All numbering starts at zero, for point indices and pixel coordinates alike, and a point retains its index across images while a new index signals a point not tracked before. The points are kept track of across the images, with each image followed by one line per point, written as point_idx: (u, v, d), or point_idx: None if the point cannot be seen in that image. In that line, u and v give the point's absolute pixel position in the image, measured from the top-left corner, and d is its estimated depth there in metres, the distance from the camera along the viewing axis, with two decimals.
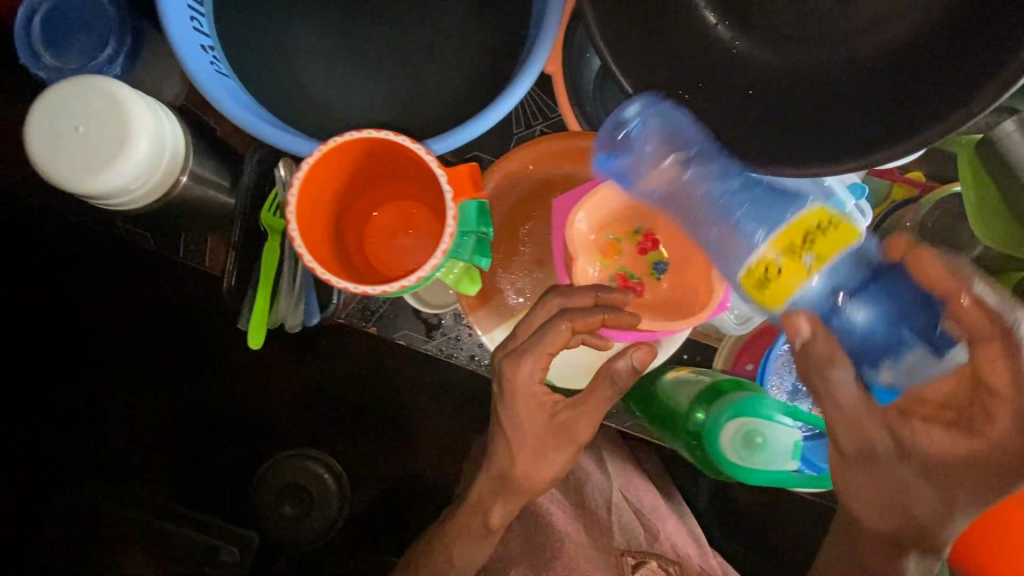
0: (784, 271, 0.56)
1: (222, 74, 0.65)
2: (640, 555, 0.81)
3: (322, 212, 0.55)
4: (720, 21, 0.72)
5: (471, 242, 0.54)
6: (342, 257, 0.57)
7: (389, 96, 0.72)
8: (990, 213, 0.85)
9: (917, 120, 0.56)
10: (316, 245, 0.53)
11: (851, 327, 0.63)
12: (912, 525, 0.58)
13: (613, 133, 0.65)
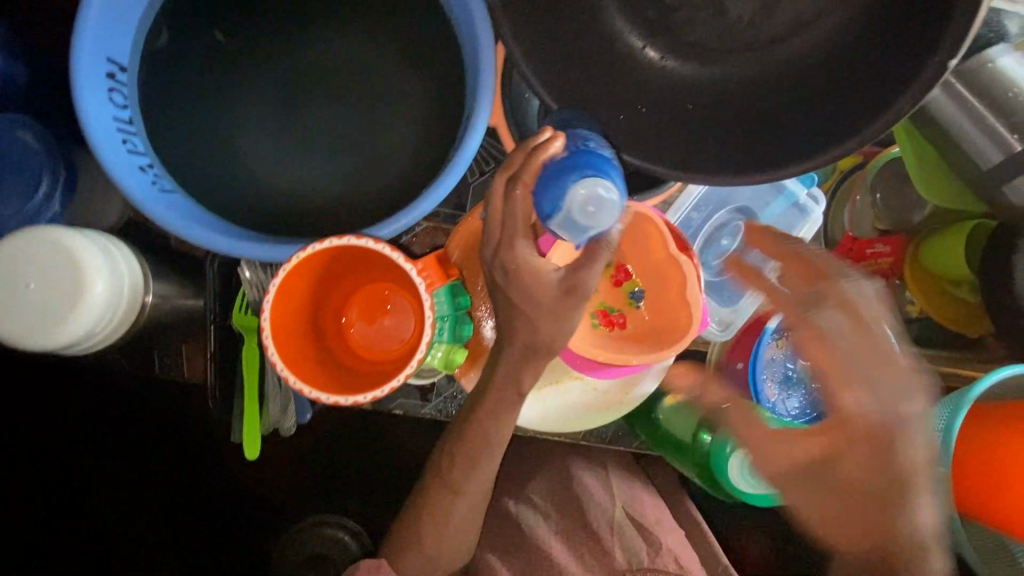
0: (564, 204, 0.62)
1: (165, 189, 0.63)
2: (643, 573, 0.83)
3: (294, 322, 0.55)
4: (650, 46, 0.73)
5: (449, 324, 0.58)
6: (319, 358, 0.56)
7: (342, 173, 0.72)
8: (937, 176, 0.88)
9: (851, 125, 0.62)
10: (290, 355, 0.52)
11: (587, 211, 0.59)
12: (871, 544, 0.61)
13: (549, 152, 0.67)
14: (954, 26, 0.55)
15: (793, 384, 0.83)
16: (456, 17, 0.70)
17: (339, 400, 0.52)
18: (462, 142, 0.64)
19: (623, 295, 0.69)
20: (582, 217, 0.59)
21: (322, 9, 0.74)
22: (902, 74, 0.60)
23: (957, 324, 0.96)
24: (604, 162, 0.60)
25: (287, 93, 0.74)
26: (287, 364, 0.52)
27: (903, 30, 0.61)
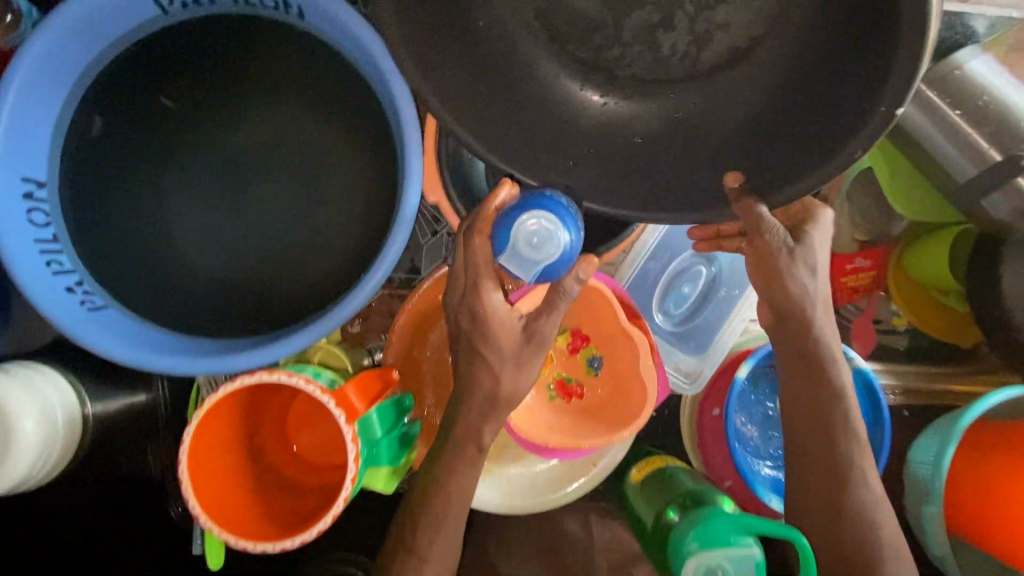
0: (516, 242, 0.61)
1: (96, 308, 0.62)
2: None
3: (220, 465, 0.52)
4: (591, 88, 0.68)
5: (386, 444, 0.50)
6: (254, 494, 0.53)
7: (280, 262, 0.70)
8: (907, 187, 0.84)
9: (801, 176, 0.59)
10: (213, 507, 0.49)
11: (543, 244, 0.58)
12: (817, 412, 0.69)
13: None
14: (893, 75, 0.52)
15: (773, 423, 0.80)
16: (380, 91, 0.66)
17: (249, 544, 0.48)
18: (392, 229, 0.62)
19: (581, 364, 0.66)
20: (529, 250, 0.58)
21: (247, 92, 0.71)
22: (845, 123, 0.56)
23: (945, 336, 0.92)
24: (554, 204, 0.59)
25: (218, 183, 0.71)
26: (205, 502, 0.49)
27: (849, 66, 0.56)
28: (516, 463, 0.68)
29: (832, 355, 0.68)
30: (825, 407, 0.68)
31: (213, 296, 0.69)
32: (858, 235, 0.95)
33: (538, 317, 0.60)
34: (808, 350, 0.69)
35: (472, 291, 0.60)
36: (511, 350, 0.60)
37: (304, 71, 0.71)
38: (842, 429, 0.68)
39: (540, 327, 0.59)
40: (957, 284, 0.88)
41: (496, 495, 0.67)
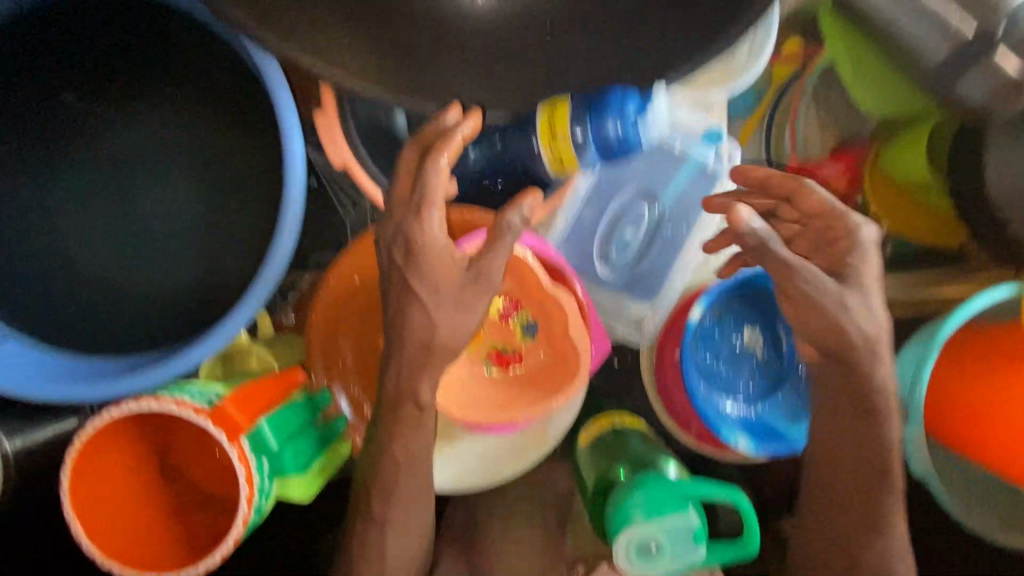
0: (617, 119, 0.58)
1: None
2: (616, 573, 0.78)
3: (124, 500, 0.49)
4: None
5: (288, 456, 0.47)
6: (167, 525, 0.50)
7: (184, 262, 0.65)
8: (874, 80, 0.75)
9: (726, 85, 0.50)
10: (113, 543, 0.47)
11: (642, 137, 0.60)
12: (873, 469, 0.64)
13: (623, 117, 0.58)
14: None
15: (744, 360, 0.74)
16: (252, 61, 0.58)
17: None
18: (283, 212, 0.56)
19: (515, 331, 0.62)
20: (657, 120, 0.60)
21: (114, 84, 0.64)
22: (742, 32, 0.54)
23: (930, 240, 0.85)
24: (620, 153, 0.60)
25: (107, 190, 0.64)
26: (98, 530, 0.46)
27: None
28: (467, 442, 0.64)
29: (887, 408, 0.63)
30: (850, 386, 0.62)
31: (117, 307, 0.64)
32: (827, 139, 0.86)
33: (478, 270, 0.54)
34: (843, 340, 0.60)
35: (402, 231, 0.54)
36: (451, 289, 0.54)
37: (173, 52, 0.63)
38: (888, 495, 0.65)
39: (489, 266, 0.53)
40: (939, 181, 0.80)
41: (451, 476, 0.64)
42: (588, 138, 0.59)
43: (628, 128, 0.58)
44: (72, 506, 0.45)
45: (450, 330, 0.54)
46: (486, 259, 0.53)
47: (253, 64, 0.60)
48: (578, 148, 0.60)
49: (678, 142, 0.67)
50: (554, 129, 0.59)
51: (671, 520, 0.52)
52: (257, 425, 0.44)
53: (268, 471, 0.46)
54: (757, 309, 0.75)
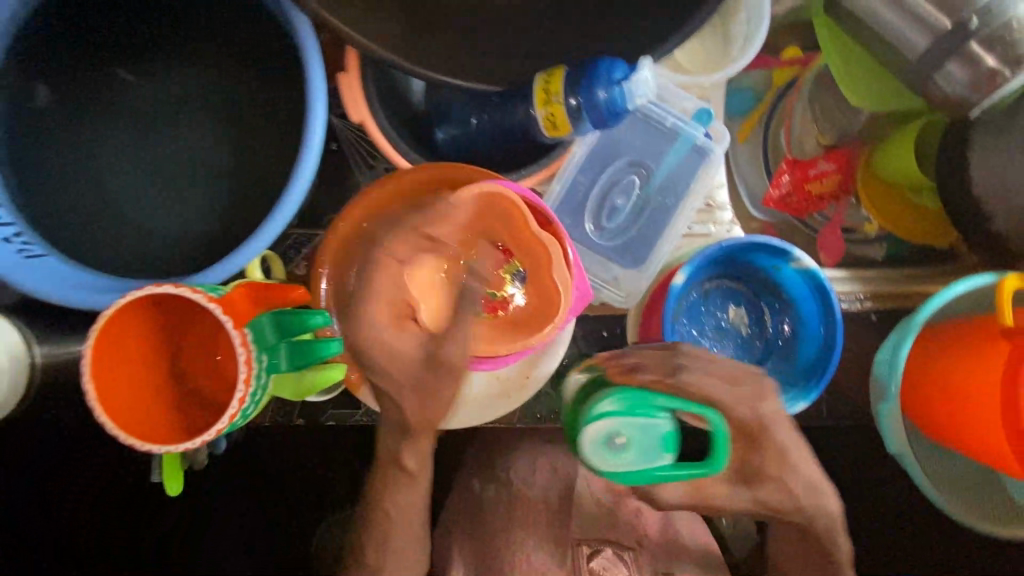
0: (601, 84, 0.62)
1: (33, 255, 0.65)
2: (594, 543, 0.76)
3: (132, 385, 0.53)
4: None
5: (284, 352, 0.51)
6: (172, 412, 0.55)
7: (210, 203, 0.71)
8: (863, 76, 0.78)
9: None
10: (126, 418, 0.51)
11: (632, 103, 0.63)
12: None
13: (610, 84, 0.62)
14: None
15: (727, 335, 0.77)
16: (286, 20, 0.65)
17: (152, 448, 0.49)
18: (302, 153, 0.62)
19: (504, 280, 0.66)
20: (648, 85, 0.63)
21: (162, 43, 0.71)
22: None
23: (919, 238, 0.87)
24: (613, 118, 0.64)
25: (149, 139, 0.71)
26: (113, 406, 0.51)
27: None
28: None
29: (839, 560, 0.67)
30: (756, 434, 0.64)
31: (146, 239, 0.70)
32: (822, 139, 0.90)
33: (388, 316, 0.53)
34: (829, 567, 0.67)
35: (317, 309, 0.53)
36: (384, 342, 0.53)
37: (220, 14, 0.71)
38: None
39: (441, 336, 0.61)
40: (928, 179, 0.83)
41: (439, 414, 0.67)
42: (580, 103, 0.63)
43: (616, 95, 0.62)
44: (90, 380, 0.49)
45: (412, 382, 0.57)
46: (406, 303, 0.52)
47: (287, 23, 0.66)
48: (571, 111, 0.64)
49: (670, 119, 0.72)
50: (549, 92, 0.64)
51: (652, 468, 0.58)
52: (257, 317, 0.49)
53: (266, 363, 0.50)
54: (740, 287, 0.78)
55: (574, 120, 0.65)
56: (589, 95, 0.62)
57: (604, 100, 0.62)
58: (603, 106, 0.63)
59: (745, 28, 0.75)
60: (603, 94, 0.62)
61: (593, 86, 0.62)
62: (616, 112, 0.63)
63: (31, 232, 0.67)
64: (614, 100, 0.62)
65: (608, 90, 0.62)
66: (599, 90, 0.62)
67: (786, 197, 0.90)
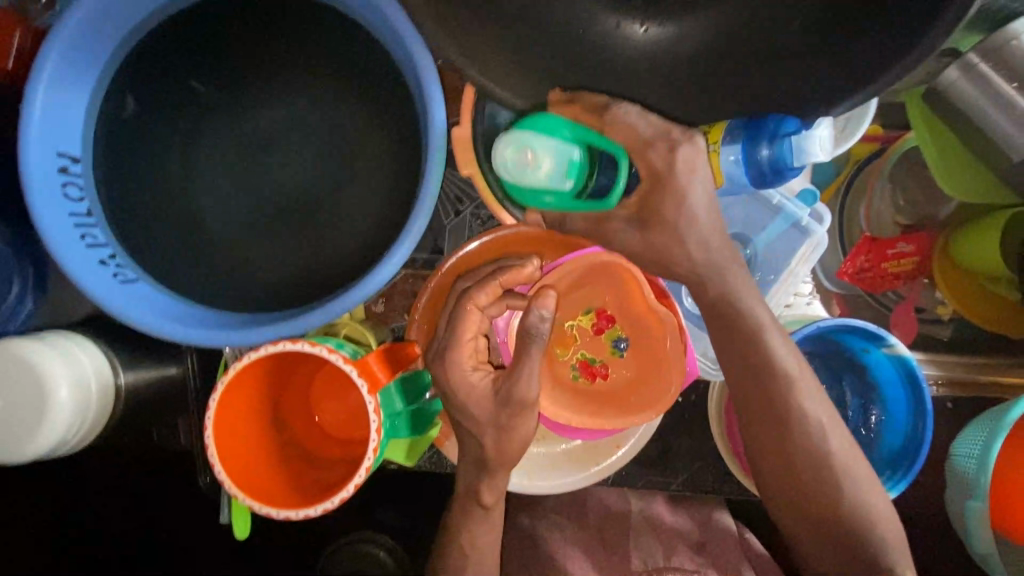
0: (766, 138, 0.58)
1: (127, 280, 0.64)
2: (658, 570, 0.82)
3: (249, 433, 0.54)
4: (627, 19, 0.59)
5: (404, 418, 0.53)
6: (282, 462, 0.55)
7: (301, 237, 0.69)
8: (957, 167, 0.79)
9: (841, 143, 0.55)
10: (240, 470, 0.52)
11: (800, 156, 0.58)
12: None
13: (773, 138, 0.57)
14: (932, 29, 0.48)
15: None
16: (412, 65, 0.64)
17: (263, 506, 0.50)
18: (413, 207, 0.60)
19: (606, 345, 0.66)
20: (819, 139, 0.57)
21: (266, 70, 0.70)
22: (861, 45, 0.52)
23: (993, 326, 0.87)
24: (779, 169, 0.60)
25: (242, 166, 0.70)
26: (229, 456, 0.52)
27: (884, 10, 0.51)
28: (540, 444, 0.69)
29: None
30: (758, 363, 0.61)
31: (233, 268, 0.69)
32: (899, 219, 0.91)
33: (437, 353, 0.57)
34: None
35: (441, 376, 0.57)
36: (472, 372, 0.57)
37: (337, 46, 0.69)
38: None
39: (517, 387, 0.56)
40: (1007, 270, 0.83)
41: (521, 475, 0.66)
42: (737, 157, 0.61)
43: (784, 150, 0.58)
44: (213, 432, 0.50)
45: (494, 446, 0.58)
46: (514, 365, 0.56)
47: (412, 67, 0.65)
48: (729, 166, 0.62)
49: (775, 195, 0.71)
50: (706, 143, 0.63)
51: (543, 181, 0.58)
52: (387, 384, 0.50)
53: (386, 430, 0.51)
54: (823, 363, 0.79)
55: (736, 170, 0.62)
56: (752, 147, 0.59)
57: (765, 156, 0.59)
58: (763, 161, 0.59)
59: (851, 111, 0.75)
60: (767, 149, 0.58)
61: (759, 138, 0.58)
62: (776, 166, 0.59)
63: (123, 253, 0.67)
64: (776, 158, 0.59)
65: (770, 145, 0.58)
66: (761, 145, 0.58)
67: (860, 274, 0.90)
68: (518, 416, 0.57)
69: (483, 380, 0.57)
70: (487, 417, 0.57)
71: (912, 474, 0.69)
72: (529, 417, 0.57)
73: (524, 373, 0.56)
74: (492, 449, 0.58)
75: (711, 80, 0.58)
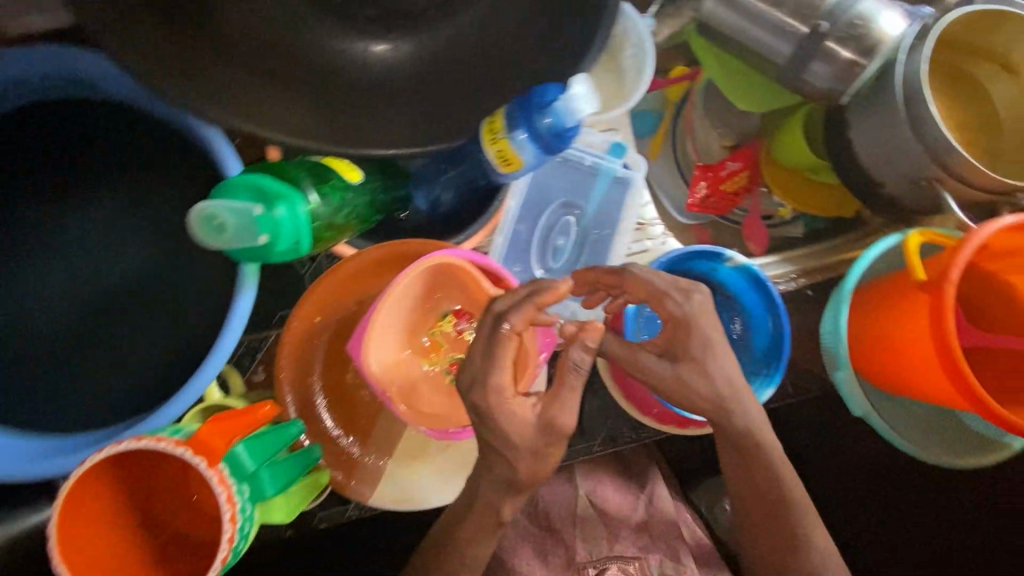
0: (537, 108, 0.62)
1: None
2: (600, 564, 0.92)
3: (110, 544, 0.53)
4: (379, 38, 0.61)
5: (265, 476, 0.50)
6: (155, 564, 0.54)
7: (149, 336, 0.68)
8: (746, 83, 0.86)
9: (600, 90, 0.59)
10: None
11: (576, 114, 0.63)
12: None
13: (545, 106, 0.62)
14: None
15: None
16: (198, 133, 0.63)
17: None
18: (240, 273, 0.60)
19: (470, 342, 0.67)
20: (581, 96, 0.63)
21: (55, 184, 0.68)
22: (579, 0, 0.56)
23: (828, 211, 0.96)
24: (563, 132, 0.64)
25: (63, 285, 0.68)
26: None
27: None
28: (444, 455, 0.69)
29: None
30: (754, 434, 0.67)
31: (84, 389, 0.66)
32: (724, 141, 0.98)
33: (493, 390, 0.56)
34: None
35: (489, 419, 0.57)
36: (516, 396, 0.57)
37: (125, 141, 0.68)
38: None
39: (560, 415, 0.57)
40: (821, 158, 0.92)
41: (432, 491, 0.67)
42: (525, 134, 0.63)
43: (558, 113, 0.63)
44: (58, 557, 0.48)
45: (530, 471, 0.58)
46: (557, 396, 0.57)
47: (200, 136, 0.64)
48: (518, 146, 0.64)
49: (587, 157, 0.76)
50: (495, 130, 0.64)
51: (243, 247, 0.49)
52: (231, 447, 0.48)
53: (248, 493, 0.49)
54: None
55: (524, 149, 0.64)
56: (529, 120, 0.63)
57: (547, 124, 0.63)
58: (549, 128, 0.63)
59: (637, 64, 0.82)
60: (546, 116, 0.63)
61: (531, 109, 0.62)
62: (560, 129, 0.63)
63: None
64: (559, 121, 0.63)
65: (547, 112, 0.62)
66: (538, 116, 0.62)
67: (705, 201, 0.97)
68: (553, 447, 0.57)
69: (527, 410, 0.57)
70: (527, 444, 0.57)
71: (786, 360, 0.74)
72: (561, 449, 0.58)
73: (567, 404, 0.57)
74: (525, 472, 0.58)
75: (471, 69, 0.61)
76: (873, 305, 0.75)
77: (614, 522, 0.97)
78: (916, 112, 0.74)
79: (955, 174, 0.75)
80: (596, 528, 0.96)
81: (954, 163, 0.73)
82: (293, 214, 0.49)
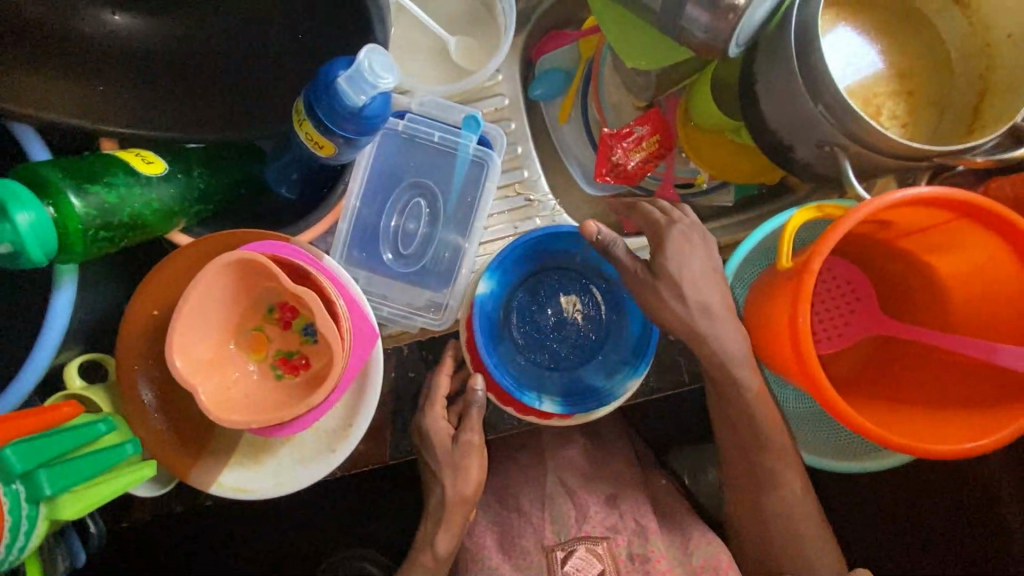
0: (331, 90, 0.56)
1: None
2: (566, 544, 0.73)
3: None
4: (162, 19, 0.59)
5: (44, 476, 0.51)
6: None
7: None
8: (636, 38, 0.75)
9: None
10: None
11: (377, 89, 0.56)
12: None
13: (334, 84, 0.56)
14: None
15: (566, 328, 0.77)
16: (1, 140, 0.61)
17: None
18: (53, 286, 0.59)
19: (297, 335, 0.65)
20: (377, 69, 0.55)
21: None
22: None
23: (750, 177, 0.86)
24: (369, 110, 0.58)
25: None
26: None
27: None
28: (288, 448, 0.69)
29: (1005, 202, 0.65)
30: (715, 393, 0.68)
31: None
32: (636, 102, 0.88)
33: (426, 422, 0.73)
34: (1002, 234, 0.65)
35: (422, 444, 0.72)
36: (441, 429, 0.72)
37: None
38: None
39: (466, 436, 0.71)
40: (736, 119, 0.81)
41: (273, 480, 0.68)
42: (328, 121, 0.58)
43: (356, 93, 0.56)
44: None
45: (450, 489, 0.70)
46: (468, 426, 0.71)
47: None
48: (326, 132, 0.59)
49: (438, 133, 0.72)
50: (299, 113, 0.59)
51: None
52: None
53: (23, 493, 0.50)
54: (568, 272, 0.77)
55: (335, 135, 0.59)
56: (328, 103, 0.57)
57: (346, 105, 0.57)
58: (351, 108, 0.57)
59: (506, 18, 0.75)
60: (343, 97, 0.56)
61: (326, 91, 0.56)
62: (363, 108, 0.57)
63: None
64: (359, 100, 0.56)
65: (342, 91, 0.56)
66: (335, 96, 0.56)
67: (611, 171, 0.87)
68: (465, 466, 0.71)
69: (446, 434, 0.72)
70: (444, 456, 0.71)
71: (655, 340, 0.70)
72: (478, 467, 0.71)
73: (470, 421, 0.71)
74: (448, 488, 0.70)
75: None
76: (754, 290, 0.68)
77: (580, 494, 0.77)
78: (808, 66, 0.63)
79: (857, 139, 0.65)
80: (560, 503, 0.77)
81: (852, 124, 0.63)
82: (35, 219, 0.48)
